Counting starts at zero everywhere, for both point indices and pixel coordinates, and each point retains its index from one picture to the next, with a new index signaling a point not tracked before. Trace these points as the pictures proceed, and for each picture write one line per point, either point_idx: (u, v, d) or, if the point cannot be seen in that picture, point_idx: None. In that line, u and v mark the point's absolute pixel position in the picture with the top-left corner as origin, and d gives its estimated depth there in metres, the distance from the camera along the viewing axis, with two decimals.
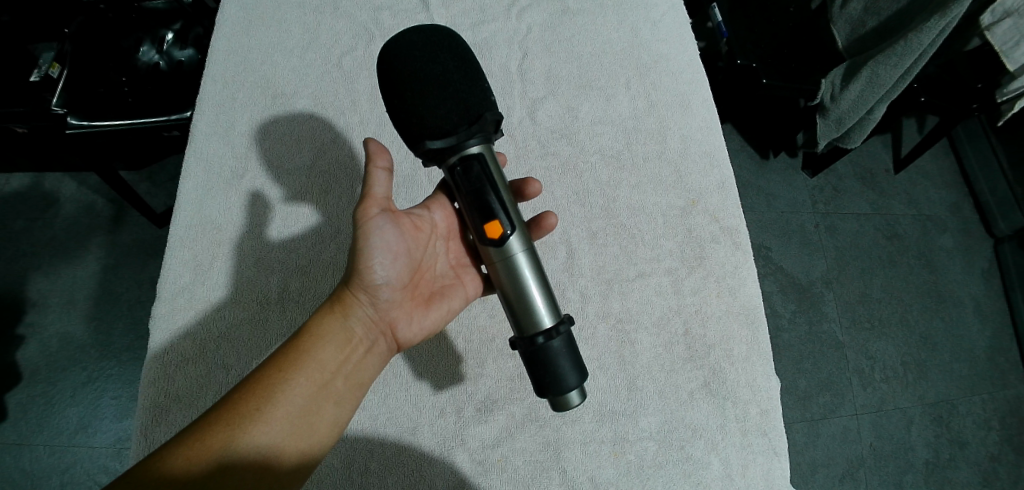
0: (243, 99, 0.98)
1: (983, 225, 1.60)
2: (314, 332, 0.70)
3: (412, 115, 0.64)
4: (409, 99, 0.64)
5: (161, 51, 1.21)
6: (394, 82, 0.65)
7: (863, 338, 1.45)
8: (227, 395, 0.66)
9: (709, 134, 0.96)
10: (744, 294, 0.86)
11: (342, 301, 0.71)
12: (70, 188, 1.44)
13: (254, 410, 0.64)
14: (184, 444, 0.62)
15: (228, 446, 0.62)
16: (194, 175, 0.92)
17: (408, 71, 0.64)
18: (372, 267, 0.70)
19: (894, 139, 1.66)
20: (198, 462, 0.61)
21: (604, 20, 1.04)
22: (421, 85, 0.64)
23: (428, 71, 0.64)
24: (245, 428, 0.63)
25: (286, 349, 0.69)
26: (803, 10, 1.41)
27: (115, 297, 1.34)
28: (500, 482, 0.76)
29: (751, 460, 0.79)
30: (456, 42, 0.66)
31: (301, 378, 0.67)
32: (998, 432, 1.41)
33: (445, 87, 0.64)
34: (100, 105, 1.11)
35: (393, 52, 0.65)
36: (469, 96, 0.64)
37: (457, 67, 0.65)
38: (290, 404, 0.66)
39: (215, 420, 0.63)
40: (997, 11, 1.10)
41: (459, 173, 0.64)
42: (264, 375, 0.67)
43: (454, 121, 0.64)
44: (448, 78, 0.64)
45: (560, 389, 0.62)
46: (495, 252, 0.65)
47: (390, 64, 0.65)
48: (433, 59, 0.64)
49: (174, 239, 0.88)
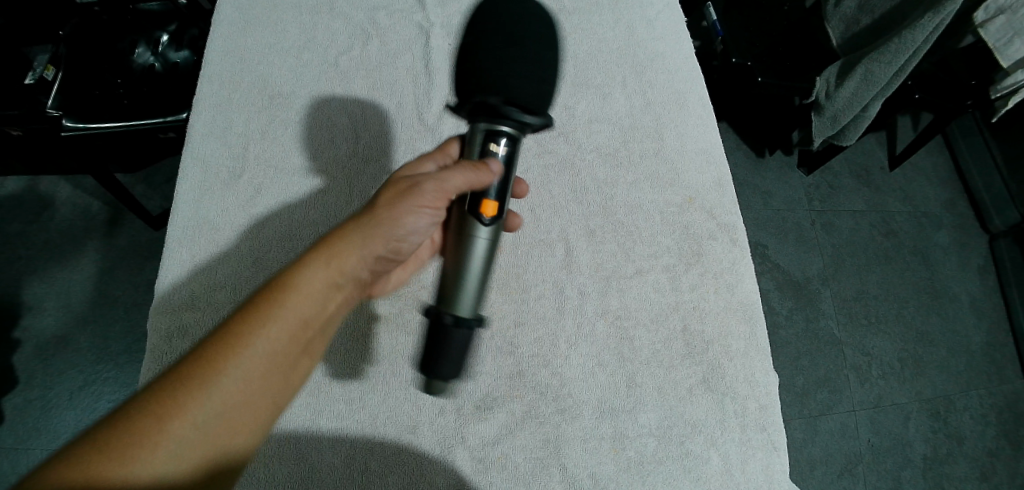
0: (241, 99, 0.97)
1: (978, 221, 1.62)
2: (296, 283, 0.60)
3: (471, 73, 0.64)
4: (479, 58, 0.64)
5: (156, 52, 1.19)
6: (481, 29, 0.66)
7: (860, 335, 1.46)
8: (181, 365, 0.55)
9: (706, 132, 0.97)
10: (742, 290, 0.87)
11: (334, 250, 0.63)
12: (66, 191, 1.43)
13: (226, 372, 0.55)
14: (141, 411, 0.52)
15: (193, 416, 0.53)
16: (192, 175, 0.92)
17: (498, 29, 0.65)
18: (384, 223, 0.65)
19: (888, 137, 1.68)
20: (157, 449, 0.51)
21: (600, 18, 1.04)
22: (497, 53, 0.64)
23: (511, 43, 0.64)
24: (214, 394, 0.54)
25: (262, 301, 0.59)
26: (797, 8, 1.41)
27: (111, 300, 1.34)
28: (500, 480, 0.76)
29: (750, 455, 0.79)
30: (551, 36, 0.67)
31: (278, 342, 0.58)
32: (994, 427, 1.42)
33: (518, 62, 0.64)
34: (95, 106, 1.11)
35: (503, 5, 0.67)
36: (532, 83, 0.64)
37: (539, 55, 0.65)
38: (266, 370, 0.57)
39: (172, 394, 0.53)
40: (990, 8, 1.12)
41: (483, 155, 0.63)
42: (230, 337, 0.57)
43: (503, 91, 0.63)
44: (522, 55, 0.64)
45: (435, 375, 0.61)
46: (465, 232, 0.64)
47: (482, 24, 0.66)
48: (523, 37, 0.65)
49: (172, 239, 0.87)
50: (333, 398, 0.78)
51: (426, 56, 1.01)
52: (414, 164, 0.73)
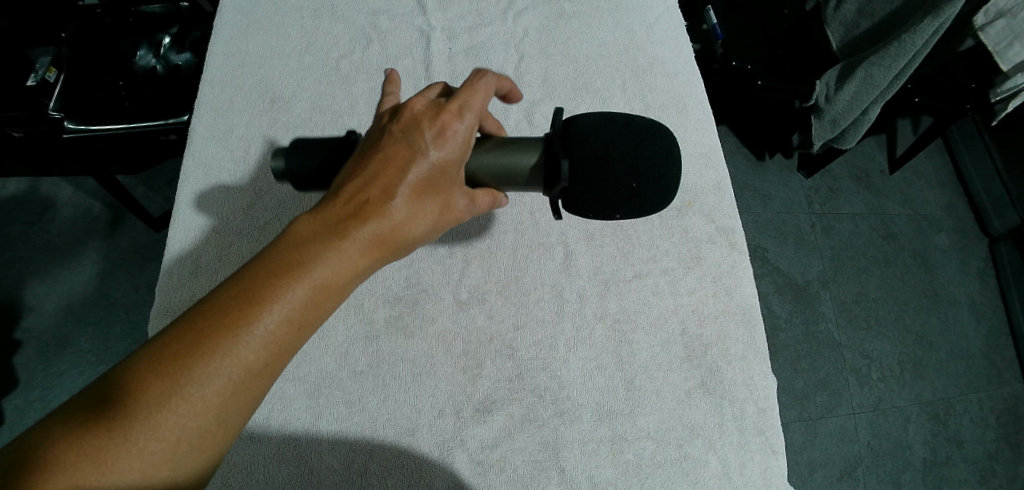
0: (242, 102, 0.98)
1: (978, 225, 1.62)
2: (333, 278, 0.53)
3: (590, 141, 0.60)
4: (604, 146, 0.60)
5: (158, 55, 1.19)
6: (641, 155, 0.60)
7: (859, 338, 1.46)
8: (146, 358, 0.48)
9: (705, 136, 0.97)
10: (740, 293, 0.87)
11: (374, 242, 0.55)
12: (68, 192, 1.44)
13: (254, 372, 0.50)
14: (156, 417, 0.46)
15: (220, 419, 0.49)
16: (193, 178, 0.92)
17: (646, 171, 0.59)
18: (399, 219, 0.56)
19: (888, 140, 1.68)
20: (109, 463, 0.44)
21: (600, 23, 1.05)
22: (615, 162, 0.59)
23: (627, 173, 0.59)
24: (242, 396, 0.49)
25: (292, 296, 0.51)
26: (797, 11, 1.43)
27: (112, 301, 1.35)
28: (500, 482, 0.76)
29: (749, 458, 0.79)
30: (661, 201, 0.61)
31: (255, 341, 0.49)
32: (994, 431, 1.42)
33: (608, 184, 0.59)
34: (97, 109, 1.12)
35: (670, 175, 0.61)
36: (593, 203, 0.61)
37: (628, 201, 0.60)
38: (241, 374, 0.49)
39: (132, 395, 0.46)
40: (990, 12, 1.13)
41: (503, 164, 0.63)
42: (200, 332, 0.48)
43: (572, 175, 0.60)
44: (614, 197, 0.60)
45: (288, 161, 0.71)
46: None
47: (645, 137, 0.60)
48: (643, 183, 0.59)
49: (173, 241, 0.87)
50: (333, 400, 0.78)
51: (427, 59, 1.01)
52: (459, 121, 0.58)
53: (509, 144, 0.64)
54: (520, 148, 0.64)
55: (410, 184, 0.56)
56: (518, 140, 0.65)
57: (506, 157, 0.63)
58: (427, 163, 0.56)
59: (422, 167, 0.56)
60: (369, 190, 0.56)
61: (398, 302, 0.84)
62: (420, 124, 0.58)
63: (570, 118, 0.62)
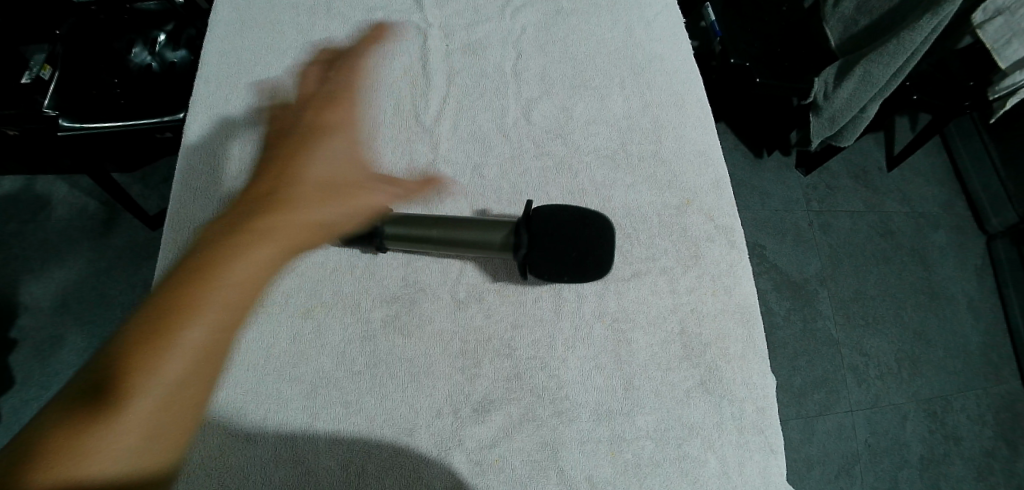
0: (237, 101, 0.96)
1: (976, 222, 1.63)
2: (268, 260, 0.65)
3: (547, 226, 0.76)
4: (556, 229, 0.75)
5: (153, 52, 1.19)
6: (584, 235, 0.75)
7: (857, 335, 1.46)
8: (103, 356, 0.56)
9: (704, 133, 0.97)
10: (740, 292, 0.87)
11: (302, 228, 0.70)
12: (62, 191, 1.43)
13: (220, 343, 0.60)
14: (119, 398, 0.54)
15: (191, 388, 0.58)
16: (188, 176, 0.90)
17: (587, 248, 0.74)
18: (291, 241, 0.68)
19: (887, 138, 1.69)
20: (93, 441, 0.52)
21: (597, 20, 1.04)
22: (563, 240, 0.75)
23: (573, 248, 0.74)
24: (214, 366, 0.60)
25: (231, 275, 0.62)
26: (795, 8, 1.43)
27: (108, 300, 1.34)
28: (499, 483, 0.75)
29: (748, 457, 0.79)
30: (602, 268, 0.75)
31: (207, 317, 0.59)
32: (991, 428, 1.42)
33: (559, 256, 0.75)
34: (90, 106, 1.11)
35: (605, 249, 0.75)
36: (548, 269, 0.76)
37: (574, 269, 0.75)
38: (78, 389, 0.54)
39: (96, 385, 0.54)
40: (988, 10, 1.13)
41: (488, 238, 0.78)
42: (153, 320, 0.58)
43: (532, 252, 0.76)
44: (563, 268, 0.75)
45: None
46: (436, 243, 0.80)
47: (588, 221, 0.76)
48: (585, 254, 0.74)
49: (170, 242, 0.86)
50: (329, 400, 0.78)
51: (424, 56, 1.00)
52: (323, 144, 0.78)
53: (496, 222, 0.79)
54: (502, 225, 0.78)
55: (318, 181, 0.74)
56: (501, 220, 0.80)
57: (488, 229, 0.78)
58: (336, 166, 0.76)
59: (336, 169, 0.76)
60: (288, 193, 0.71)
61: (395, 301, 0.83)
62: (291, 156, 0.75)
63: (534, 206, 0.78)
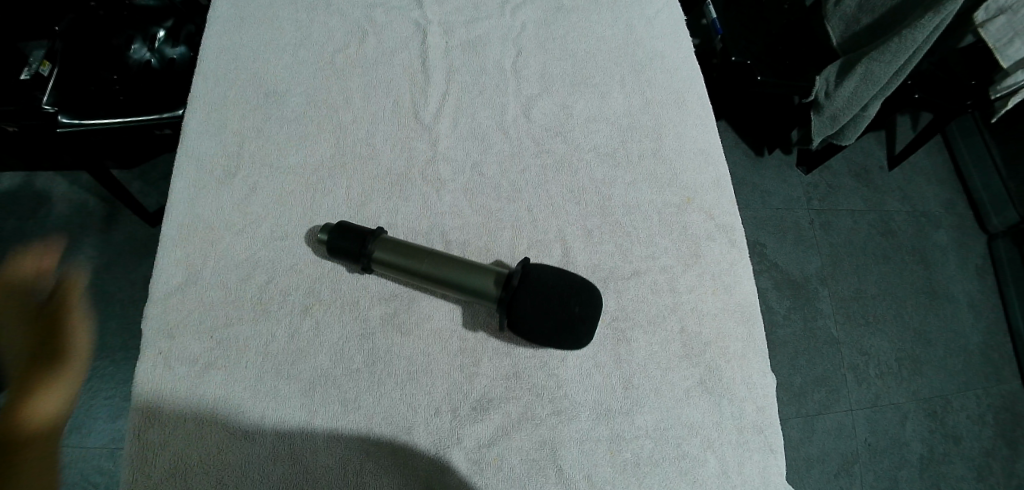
0: (236, 97, 0.95)
1: (977, 221, 1.63)
2: None
3: (538, 288, 0.75)
4: (547, 293, 0.75)
5: (153, 48, 1.19)
6: (572, 307, 0.74)
7: (857, 335, 1.46)
8: None
9: (704, 132, 0.96)
10: (740, 291, 0.87)
11: None
12: (62, 187, 1.43)
13: None
14: None
15: None
16: (185, 172, 0.89)
17: (570, 320, 0.74)
18: None
19: (888, 137, 1.68)
20: None
21: (598, 17, 1.04)
22: (551, 306, 0.74)
23: (558, 317, 0.74)
24: None
25: None
26: (798, 6, 1.43)
27: (108, 297, 1.34)
28: (497, 481, 0.75)
29: (747, 457, 0.79)
30: (576, 342, 0.76)
31: None
32: (990, 428, 1.42)
33: (540, 322, 0.75)
34: (91, 102, 1.10)
35: (586, 326, 0.75)
36: (525, 329, 0.76)
37: (555, 336, 0.75)
38: None
39: None
40: (990, 8, 1.12)
41: (475, 282, 0.77)
42: None
43: (519, 308, 0.75)
44: (540, 332, 0.75)
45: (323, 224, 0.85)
46: (424, 276, 0.79)
47: (579, 289, 0.76)
48: (569, 323, 0.74)
49: (167, 239, 0.85)
50: (327, 398, 0.77)
51: (424, 53, 1.00)
52: None
53: (486, 271, 0.78)
54: (491, 277, 0.78)
55: None
56: (493, 271, 0.78)
57: (476, 277, 0.78)
58: None
59: None
60: None
61: (394, 298, 0.83)
62: None
63: (535, 266, 0.78)
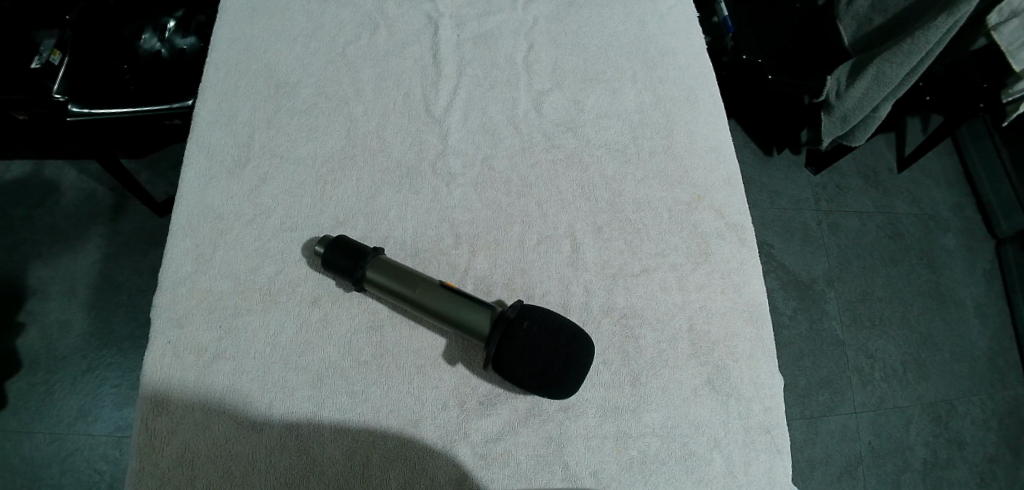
0: (247, 88, 0.95)
1: (986, 226, 1.61)
2: None
3: (529, 332, 0.74)
4: (537, 338, 0.73)
5: (163, 39, 1.19)
6: (562, 357, 0.73)
7: (863, 337, 1.45)
8: None
9: (716, 130, 0.96)
10: (749, 291, 0.86)
11: None
12: (71, 176, 1.43)
13: None
14: None
15: None
16: (196, 162, 0.89)
17: (557, 370, 0.73)
18: None
19: (898, 139, 1.67)
20: None
21: (611, 12, 1.03)
22: (541, 353, 0.73)
23: (546, 366, 0.73)
24: None
25: None
26: (808, 6, 1.42)
27: (115, 286, 1.35)
28: (503, 476, 0.75)
29: (754, 456, 0.78)
30: (556, 393, 0.74)
31: None
32: (996, 434, 1.41)
33: (526, 367, 0.73)
34: (100, 91, 1.11)
35: (570, 378, 0.74)
36: (508, 372, 0.74)
37: (540, 383, 0.73)
38: None
39: None
40: (1004, 12, 1.11)
41: (464, 317, 0.75)
42: None
43: (507, 349, 0.73)
44: (524, 376, 0.73)
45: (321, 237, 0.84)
46: (413, 303, 0.77)
47: (569, 336, 0.74)
48: (557, 371, 0.73)
49: (177, 228, 0.85)
50: (335, 390, 0.77)
51: (435, 46, 0.99)
52: None
53: (480, 307, 0.76)
54: (484, 314, 0.76)
55: None
56: (487, 308, 0.77)
57: (469, 312, 0.76)
58: None
59: None
60: None
61: None
62: None
63: (533, 309, 0.76)
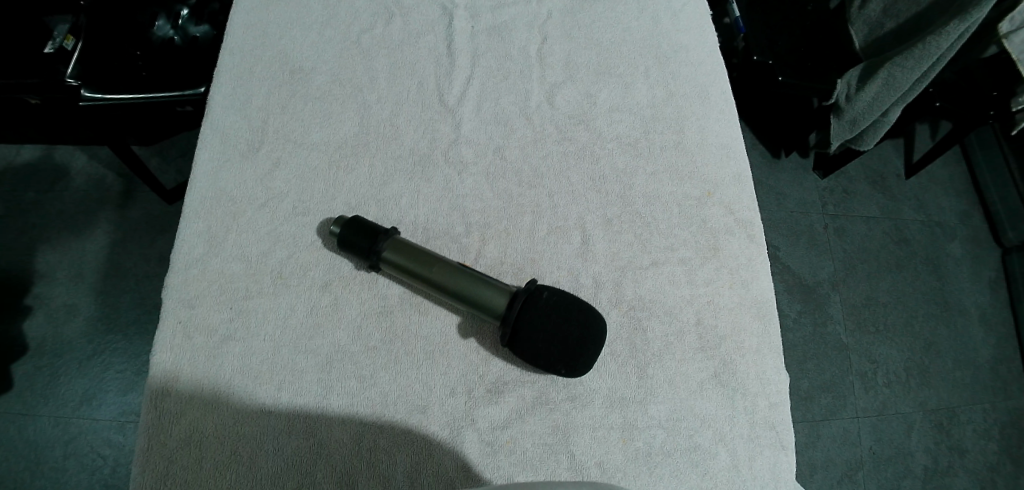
0: (262, 74, 0.95)
1: (992, 234, 1.61)
2: None
3: (545, 308, 0.75)
4: (553, 316, 0.75)
5: (176, 25, 1.17)
6: (576, 336, 0.75)
7: (866, 341, 1.45)
8: None
9: (728, 127, 0.96)
10: (757, 287, 0.86)
11: None
12: (81, 162, 1.44)
13: None
14: None
15: None
16: (209, 146, 0.89)
17: (572, 348, 0.75)
18: None
19: (906, 144, 1.67)
20: None
21: (625, 8, 1.03)
22: (556, 331, 0.75)
23: (563, 339, 0.74)
24: None
25: None
26: (821, 8, 1.41)
27: (122, 271, 1.35)
28: (509, 464, 0.75)
29: (758, 452, 0.79)
30: (570, 370, 0.76)
31: None
32: (997, 441, 1.41)
33: (542, 345, 0.75)
34: (113, 77, 1.12)
35: (585, 356, 0.75)
36: (524, 350, 0.75)
37: (555, 360, 0.75)
38: None
39: None
40: (1016, 20, 1.10)
41: (480, 296, 0.76)
42: None
43: (524, 328, 0.75)
44: (540, 354, 0.75)
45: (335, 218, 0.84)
46: (429, 283, 0.78)
47: (584, 312, 0.76)
48: (571, 348, 0.75)
49: (189, 211, 0.85)
50: (344, 374, 0.78)
51: (449, 37, 0.99)
52: None
53: (495, 286, 0.77)
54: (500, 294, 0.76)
55: None
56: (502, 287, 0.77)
57: (484, 291, 0.76)
58: None
59: None
60: None
61: None
62: None
63: (547, 289, 0.77)
